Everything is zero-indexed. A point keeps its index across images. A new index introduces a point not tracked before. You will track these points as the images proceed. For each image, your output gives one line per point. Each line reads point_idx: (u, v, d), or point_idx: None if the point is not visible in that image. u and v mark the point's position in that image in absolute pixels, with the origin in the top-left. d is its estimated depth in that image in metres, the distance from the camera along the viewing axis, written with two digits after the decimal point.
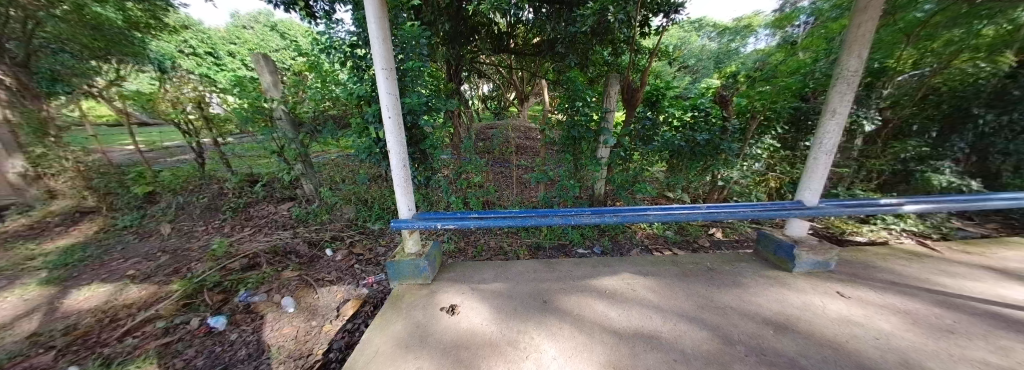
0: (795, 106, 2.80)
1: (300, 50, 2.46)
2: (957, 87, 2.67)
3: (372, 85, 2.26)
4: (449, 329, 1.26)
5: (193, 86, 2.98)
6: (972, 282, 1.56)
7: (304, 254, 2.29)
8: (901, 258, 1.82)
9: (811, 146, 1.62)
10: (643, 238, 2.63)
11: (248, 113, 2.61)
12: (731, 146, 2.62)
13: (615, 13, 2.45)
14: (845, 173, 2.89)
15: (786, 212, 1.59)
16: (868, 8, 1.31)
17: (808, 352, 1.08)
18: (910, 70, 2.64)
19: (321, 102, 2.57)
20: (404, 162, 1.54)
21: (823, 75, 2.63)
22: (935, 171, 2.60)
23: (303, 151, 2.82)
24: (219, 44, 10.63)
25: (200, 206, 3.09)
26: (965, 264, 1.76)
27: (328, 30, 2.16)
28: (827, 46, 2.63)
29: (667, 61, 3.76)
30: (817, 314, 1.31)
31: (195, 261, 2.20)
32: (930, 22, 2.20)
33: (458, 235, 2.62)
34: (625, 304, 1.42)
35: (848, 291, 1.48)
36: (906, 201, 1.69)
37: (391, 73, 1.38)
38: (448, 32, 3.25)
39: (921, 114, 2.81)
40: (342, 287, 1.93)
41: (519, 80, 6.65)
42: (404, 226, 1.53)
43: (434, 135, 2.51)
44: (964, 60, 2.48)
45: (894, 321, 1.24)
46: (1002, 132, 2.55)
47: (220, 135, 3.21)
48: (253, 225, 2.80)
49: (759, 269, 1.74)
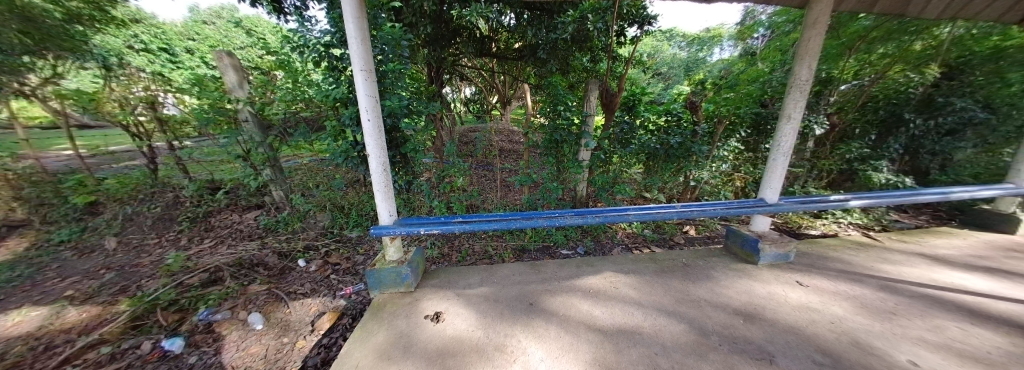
0: (757, 111, 2.96)
1: (268, 48, 2.34)
2: (891, 96, 3.01)
3: (348, 86, 2.15)
4: (434, 337, 1.22)
5: (144, 85, 2.69)
6: (909, 268, 1.76)
7: (274, 266, 2.16)
8: (851, 249, 2.02)
9: (770, 148, 1.77)
10: (624, 237, 2.73)
11: (209, 114, 2.42)
12: (702, 148, 2.78)
13: (594, 21, 2.71)
14: (800, 172, 3.14)
15: (751, 209, 1.71)
16: (817, 24, 1.48)
17: (774, 338, 1.17)
18: (852, 80, 2.98)
19: (293, 104, 2.42)
20: (386, 166, 1.50)
21: (779, 84, 2.89)
22: (875, 169, 2.91)
23: (272, 155, 2.68)
24: (177, 40, 9.57)
25: (152, 216, 2.80)
26: (904, 252, 1.99)
27: (301, 28, 2.06)
28: (782, 58, 3.02)
29: (642, 67, 3.89)
30: (781, 302, 1.42)
31: (148, 278, 1.99)
32: (870, 35, 2.57)
33: (441, 240, 2.57)
34: (609, 302, 1.46)
35: (805, 280, 1.62)
36: (851, 197, 1.89)
37: (370, 74, 1.35)
38: (429, 35, 3.22)
39: (862, 119, 3.15)
40: (317, 299, 1.83)
41: (501, 84, 6.68)
42: (385, 233, 1.48)
43: (416, 139, 2.44)
44: (897, 71, 2.85)
45: (846, 306, 1.38)
46: (931, 134, 2.92)
47: (176, 138, 2.89)
48: (213, 237, 2.57)
49: (728, 263, 1.86)
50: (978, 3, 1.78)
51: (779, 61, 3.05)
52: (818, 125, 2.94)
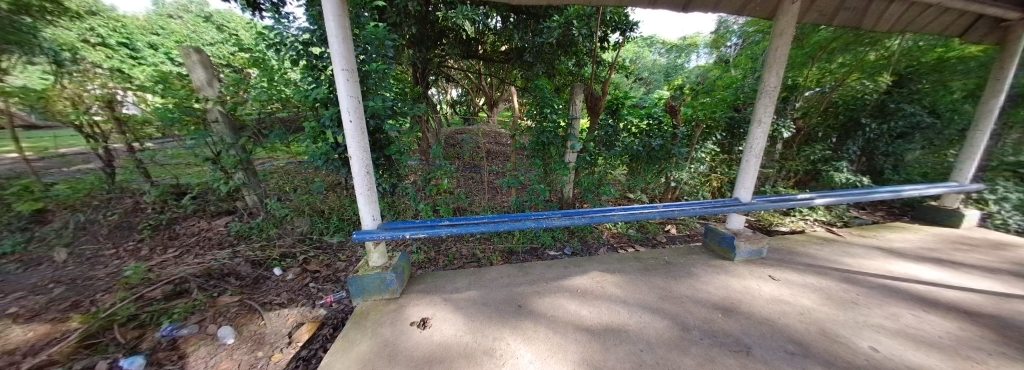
0: (730, 116, 3.13)
1: (240, 44, 2.21)
2: (849, 101, 3.28)
3: (329, 86, 2.07)
4: (420, 344, 1.19)
5: (101, 82, 2.47)
6: (867, 260, 1.91)
7: (247, 275, 2.04)
8: (817, 244, 2.18)
9: (743, 150, 1.88)
10: (609, 237, 2.79)
11: (173, 114, 2.22)
12: (681, 151, 2.90)
13: (579, 27, 2.87)
14: (771, 173, 3.33)
15: (727, 208, 1.80)
16: (783, 34, 1.60)
17: (750, 330, 1.24)
18: (816, 87, 3.23)
19: (268, 103, 2.30)
20: (369, 168, 1.46)
21: (751, 90, 3.11)
22: (836, 170, 3.15)
23: (245, 158, 2.53)
24: (137, 34, 8.84)
25: (108, 224, 2.56)
26: (862, 246, 2.16)
27: (277, 25, 1.96)
28: (753, 66, 3.25)
29: (625, 72, 4.01)
30: (755, 296, 1.50)
31: (103, 292, 1.81)
32: (830, 46, 2.81)
33: (428, 244, 2.52)
34: (596, 301, 1.49)
35: (777, 275, 1.73)
36: (815, 196, 2.04)
37: (352, 74, 1.31)
38: (414, 35, 3.18)
39: (825, 123, 3.41)
40: (294, 310, 1.74)
41: (487, 86, 6.66)
42: (368, 238, 1.44)
43: (400, 141, 2.38)
44: (855, 79, 3.11)
45: (813, 298, 1.48)
46: (883, 138, 3.20)
47: (136, 140, 2.68)
48: (178, 246, 2.38)
49: (707, 259, 1.95)
50: (925, 17, 2.00)
51: (751, 68, 3.27)
52: (786, 129, 3.12)
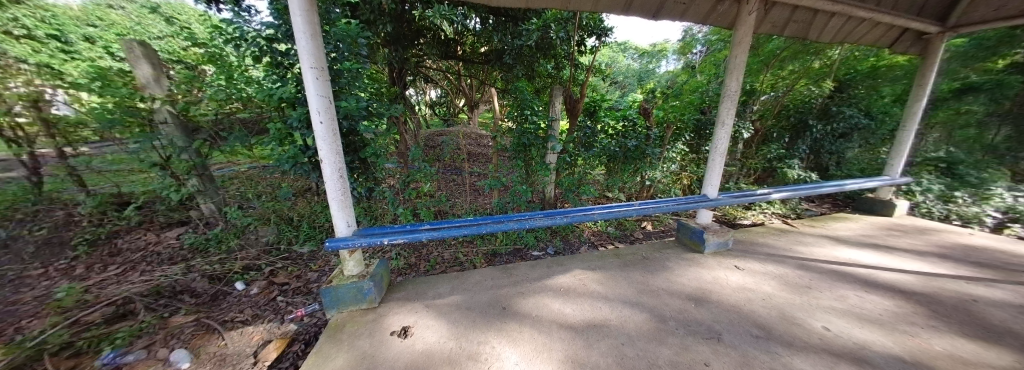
0: (697, 118, 3.34)
1: (192, 39, 2.01)
2: (797, 105, 3.60)
3: (297, 85, 1.95)
4: (402, 354, 1.15)
5: (26, 78, 2.07)
6: (816, 248, 2.13)
7: (204, 292, 1.87)
8: (774, 234, 2.39)
9: (709, 150, 2.02)
10: (590, 235, 2.88)
11: (113, 114, 2.01)
12: (654, 151, 3.07)
13: (556, 31, 2.96)
14: (733, 170, 3.58)
15: (696, 205, 1.92)
16: (740, 44, 1.75)
17: (720, 318, 1.33)
18: (770, 92, 3.54)
19: (227, 103, 2.13)
20: (342, 172, 1.39)
21: (715, 94, 3.35)
22: (788, 167, 3.47)
23: (200, 163, 2.31)
24: None
25: (29, 241, 2.21)
26: (812, 235, 2.40)
27: (236, 18, 1.82)
28: (716, 71, 3.52)
29: (601, 75, 4.15)
30: (723, 286, 1.62)
31: (24, 318, 1.56)
32: (781, 55, 3.17)
33: (408, 250, 2.45)
34: (579, 299, 1.53)
35: (741, 265, 1.87)
36: (772, 191, 2.22)
37: (321, 72, 1.24)
38: (389, 34, 3.08)
39: (778, 125, 3.71)
40: (260, 327, 1.60)
41: (467, 87, 6.58)
42: (342, 246, 1.37)
43: (376, 143, 2.28)
44: (803, 85, 3.44)
45: (773, 285, 1.62)
46: (827, 138, 3.56)
47: (70, 144, 2.36)
48: (120, 263, 2.11)
49: (679, 253, 2.07)
50: (858, 31, 2.27)
51: (714, 73, 3.54)
52: (745, 130, 3.38)
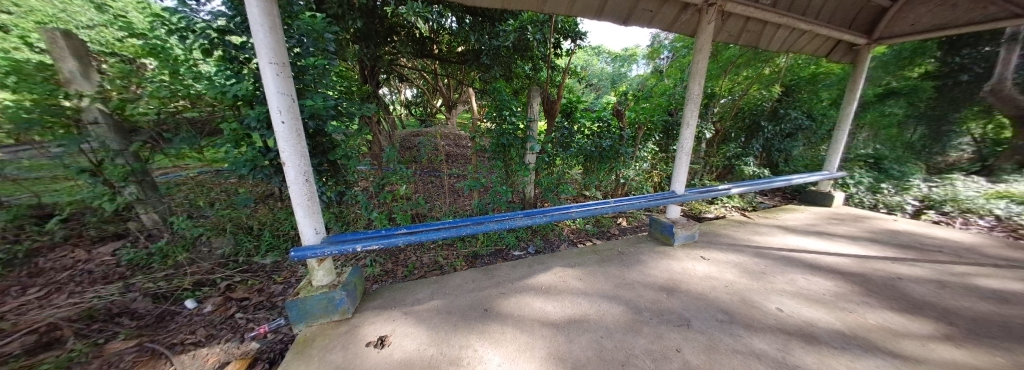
0: (665, 119, 3.54)
1: (128, 28, 1.79)
2: (750, 108, 3.93)
3: (255, 82, 1.80)
4: (379, 365, 1.11)
5: None
6: (770, 237, 2.35)
7: (147, 313, 1.67)
8: (734, 226, 2.60)
9: (676, 149, 2.15)
10: (569, 233, 2.95)
11: (30, 114, 1.71)
12: (627, 150, 3.21)
13: (534, 32, 3.00)
14: (698, 168, 3.84)
15: (665, 201, 2.04)
16: (701, 51, 1.90)
17: (689, 305, 1.43)
18: (728, 95, 3.86)
19: (171, 101, 1.91)
20: (307, 175, 1.31)
21: (680, 97, 3.59)
22: (744, 164, 3.79)
23: (138, 168, 2.06)
24: None
25: None
26: (766, 226, 2.65)
27: (181, 7, 1.64)
28: (682, 75, 3.77)
29: (577, 78, 4.26)
30: (691, 275, 1.74)
31: None
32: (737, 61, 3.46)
33: (384, 256, 2.36)
34: (559, 296, 1.57)
35: (706, 255, 2.02)
36: (732, 187, 2.42)
37: (282, 68, 1.16)
38: (360, 30, 2.93)
39: (735, 125, 4.04)
40: (216, 347, 1.45)
41: (444, 87, 6.44)
42: (310, 255, 1.28)
43: (348, 144, 2.16)
44: (756, 89, 3.77)
45: (733, 272, 1.77)
46: (777, 137, 3.93)
47: None
48: (41, 284, 1.82)
49: (652, 247, 2.19)
50: (800, 41, 2.54)
51: (679, 78, 3.79)
52: (707, 130, 3.64)
